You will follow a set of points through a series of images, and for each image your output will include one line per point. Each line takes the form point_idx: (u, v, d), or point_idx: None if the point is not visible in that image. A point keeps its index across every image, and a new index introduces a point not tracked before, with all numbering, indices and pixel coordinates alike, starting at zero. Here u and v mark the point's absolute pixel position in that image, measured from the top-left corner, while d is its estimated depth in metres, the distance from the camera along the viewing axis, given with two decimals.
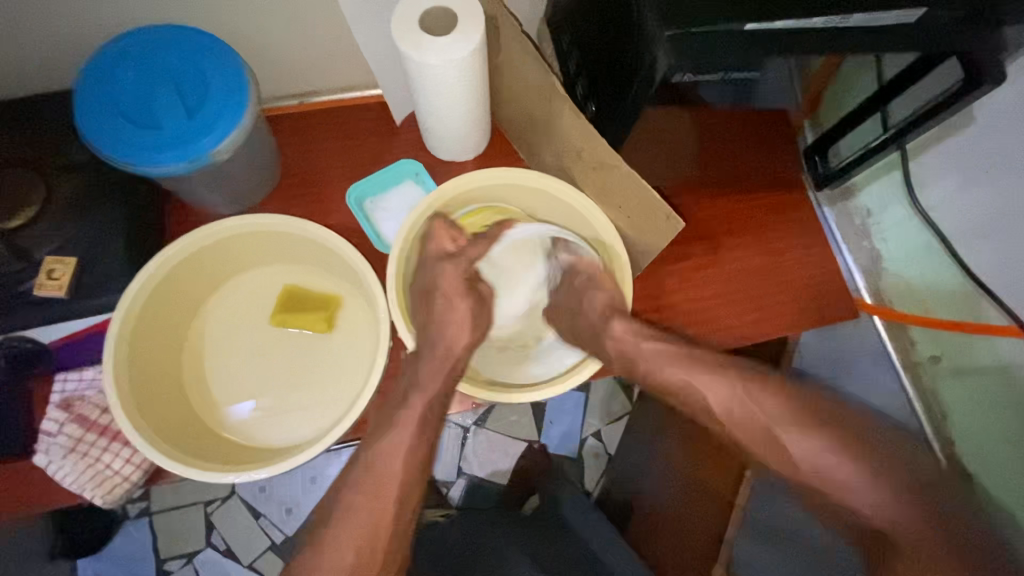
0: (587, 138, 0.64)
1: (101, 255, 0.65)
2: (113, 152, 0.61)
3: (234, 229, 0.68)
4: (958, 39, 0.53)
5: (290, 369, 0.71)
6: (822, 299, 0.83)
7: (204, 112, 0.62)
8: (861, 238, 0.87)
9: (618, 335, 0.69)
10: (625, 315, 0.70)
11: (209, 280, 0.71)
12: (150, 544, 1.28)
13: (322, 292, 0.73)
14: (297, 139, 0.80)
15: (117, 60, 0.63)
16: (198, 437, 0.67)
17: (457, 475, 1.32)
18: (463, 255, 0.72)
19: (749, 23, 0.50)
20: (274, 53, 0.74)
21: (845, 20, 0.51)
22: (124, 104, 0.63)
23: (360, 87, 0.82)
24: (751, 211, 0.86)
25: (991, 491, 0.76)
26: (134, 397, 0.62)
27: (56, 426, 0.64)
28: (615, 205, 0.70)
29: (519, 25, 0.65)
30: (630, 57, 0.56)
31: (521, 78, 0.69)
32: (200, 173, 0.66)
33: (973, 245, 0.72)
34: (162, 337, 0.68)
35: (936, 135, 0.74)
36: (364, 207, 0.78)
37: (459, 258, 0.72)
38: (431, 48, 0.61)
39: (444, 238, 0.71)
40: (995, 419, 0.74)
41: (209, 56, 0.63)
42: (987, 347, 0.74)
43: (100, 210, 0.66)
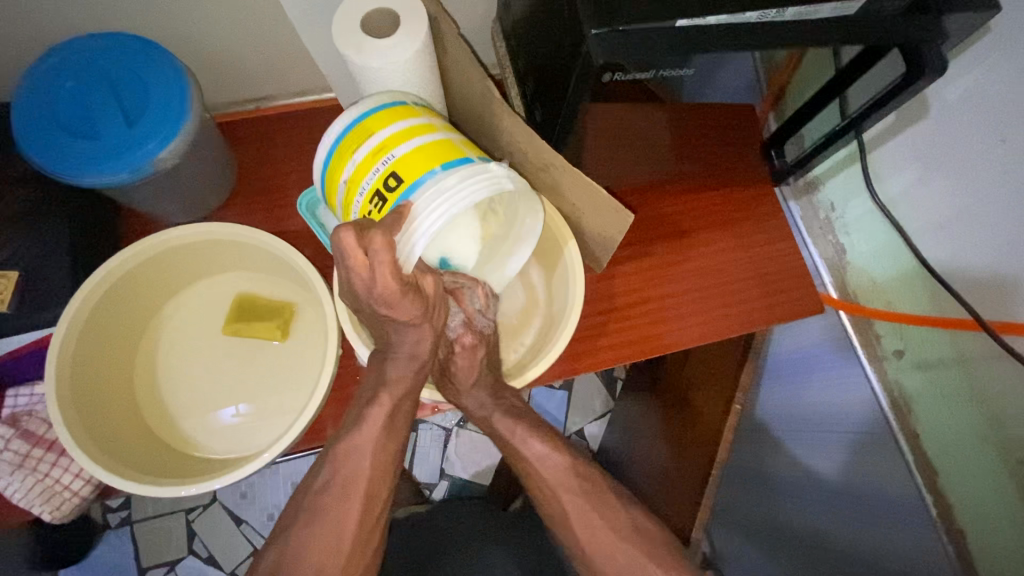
0: (530, 139, 0.62)
1: (44, 268, 0.64)
2: (52, 163, 0.60)
3: (181, 239, 0.67)
4: (900, 29, 0.52)
5: (243, 378, 0.70)
6: (786, 296, 0.82)
7: (144, 121, 0.62)
8: (827, 232, 0.87)
9: (565, 338, 0.67)
10: (574, 319, 0.68)
11: (159, 291, 0.70)
12: (132, 553, 1.27)
13: (274, 300, 0.72)
14: (252, 145, 0.79)
15: (53, 70, 0.62)
16: (152, 451, 0.66)
17: (439, 477, 1.31)
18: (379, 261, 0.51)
19: (682, 19, 0.49)
20: (221, 59, 0.74)
21: (780, 14, 0.50)
22: (63, 115, 0.62)
23: (316, 91, 0.82)
24: (715, 207, 0.85)
25: (956, 486, 0.75)
26: (79, 413, 0.61)
27: (2, 442, 0.63)
28: (568, 203, 0.68)
29: (460, 28, 0.64)
30: (568, 55, 0.55)
31: (466, 80, 0.68)
32: (145, 182, 0.65)
33: (932, 238, 0.72)
34: (111, 351, 0.67)
35: (892, 128, 0.73)
36: (317, 211, 0.74)
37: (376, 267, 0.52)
38: (371, 50, 0.60)
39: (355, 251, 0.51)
40: (958, 413, 0.73)
41: (148, 63, 0.62)
42: (948, 339, 0.73)
43: (44, 221, 0.65)
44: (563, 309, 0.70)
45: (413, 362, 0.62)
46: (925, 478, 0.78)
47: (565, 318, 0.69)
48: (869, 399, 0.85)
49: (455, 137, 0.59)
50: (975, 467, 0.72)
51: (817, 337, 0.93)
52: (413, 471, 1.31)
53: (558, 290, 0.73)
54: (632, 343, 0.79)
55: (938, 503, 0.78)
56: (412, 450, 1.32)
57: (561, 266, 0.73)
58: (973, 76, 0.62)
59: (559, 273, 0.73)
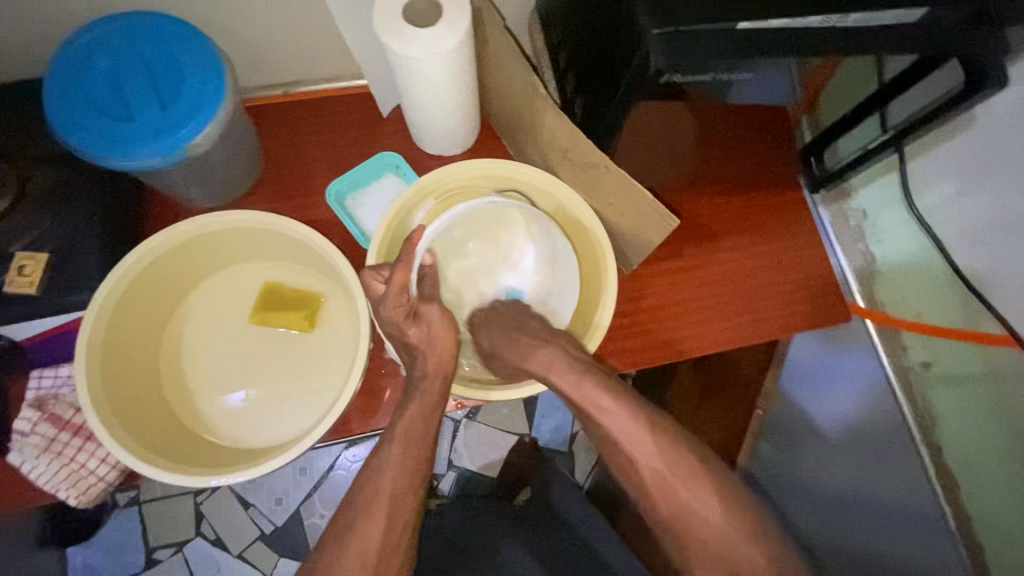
0: (574, 136, 0.62)
1: (73, 250, 0.63)
2: (86, 145, 0.59)
3: (211, 225, 0.66)
4: (963, 40, 0.51)
5: (268, 368, 0.70)
6: (814, 305, 0.81)
7: (179, 104, 0.60)
8: (856, 239, 0.85)
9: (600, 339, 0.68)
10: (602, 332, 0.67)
11: (187, 277, 0.70)
12: (140, 533, 1.28)
13: (302, 289, 0.72)
14: (280, 131, 0.77)
15: (87, 49, 0.60)
16: (179, 438, 0.66)
17: (448, 468, 1.31)
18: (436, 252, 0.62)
19: (742, 22, 0.47)
20: (254, 41, 0.72)
21: (841, 20, 0.49)
22: (96, 97, 0.60)
23: (346, 77, 0.80)
24: (748, 211, 0.84)
25: (978, 498, 0.76)
26: (108, 399, 0.61)
27: (29, 425, 0.63)
28: (606, 202, 0.67)
29: (504, 21, 0.62)
30: (620, 53, 0.54)
31: (505, 75, 0.67)
32: (177, 167, 0.64)
33: (969, 251, 0.71)
34: (138, 338, 0.67)
35: (935, 137, 0.72)
36: (345, 204, 0.76)
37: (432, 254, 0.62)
38: (413, 40, 0.59)
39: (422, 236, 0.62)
40: (988, 427, 0.73)
41: (184, 45, 0.60)
42: (978, 354, 0.73)
43: (74, 202, 0.64)
44: (594, 324, 0.69)
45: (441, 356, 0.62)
46: (946, 490, 0.79)
47: (594, 330, 0.69)
48: (891, 409, 0.85)
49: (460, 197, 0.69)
50: (1000, 482, 0.72)
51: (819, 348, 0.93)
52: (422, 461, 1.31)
53: (592, 300, 0.72)
54: (656, 346, 0.79)
55: (956, 514, 0.78)
56: None
57: (596, 273, 0.72)
58: (1021, 89, 0.61)
59: (595, 281, 0.72)
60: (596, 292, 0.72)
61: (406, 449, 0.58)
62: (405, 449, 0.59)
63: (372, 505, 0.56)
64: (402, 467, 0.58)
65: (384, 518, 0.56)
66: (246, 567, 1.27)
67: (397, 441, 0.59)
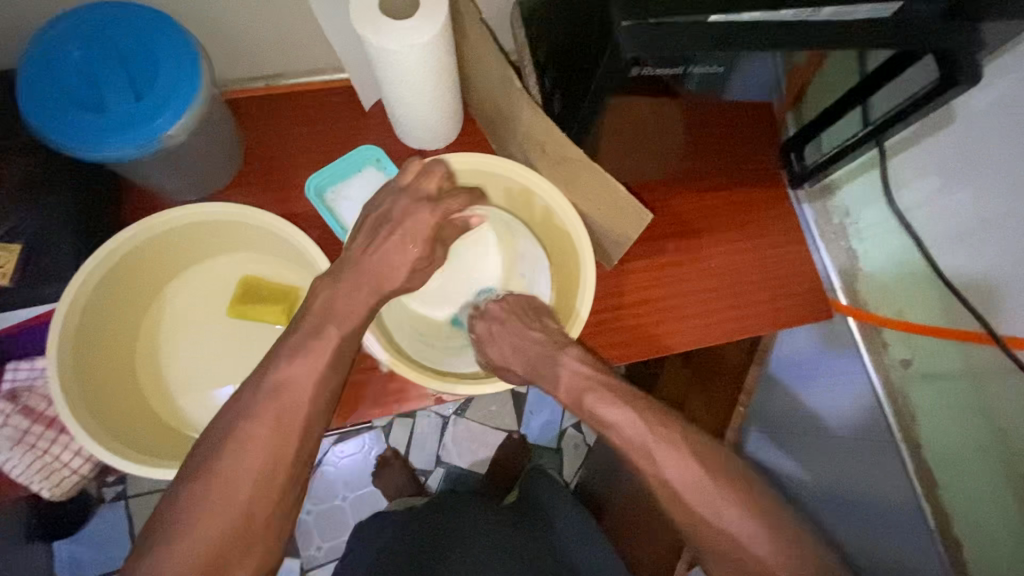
0: (550, 130, 0.61)
1: (46, 241, 0.63)
2: (58, 135, 0.58)
3: (187, 218, 0.66)
4: (937, 35, 0.50)
5: (245, 363, 0.69)
6: (795, 302, 0.81)
7: (153, 95, 0.60)
8: (839, 237, 0.85)
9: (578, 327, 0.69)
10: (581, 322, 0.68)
11: (164, 270, 0.69)
12: (127, 527, 1.27)
13: (280, 284, 0.72)
14: (261, 124, 0.77)
15: (59, 39, 0.60)
16: (155, 432, 0.66)
17: (435, 464, 1.31)
18: (443, 206, 0.64)
19: (715, 14, 0.47)
20: (234, 33, 0.71)
21: (815, 14, 0.48)
22: (70, 87, 0.60)
23: (328, 70, 0.79)
24: (730, 208, 0.84)
25: (956, 497, 0.76)
26: (82, 392, 0.61)
27: (2, 417, 0.63)
28: (584, 197, 0.67)
29: (480, 14, 0.62)
30: (594, 46, 0.53)
31: (483, 68, 0.66)
32: (153, 158, 0.63)
33: (949, 249, 0.71)
34: (113, 331, 0.66)
35: (915, 134, 0.72)
36: (325, 197, 0.75)
37: (438, 206, 0.64)
38: (389, 32, 0.58)
39: (431, 185, 0.64)
40: (967, 425, 0.73)
41: (158, 34, 0.60)
42: (958, 352, 0.73)
43: (48, 193, 0.63)
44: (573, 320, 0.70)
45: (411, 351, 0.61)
46: (924, 488, 0.79)
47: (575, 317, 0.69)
48: (872, 408, 0.84)
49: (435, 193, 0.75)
50: (978, 480, 0.72)
51: (809, 343, 0.94)
52: (409, 457, 1.31)
53: (572, 294, 0.72)
54: (637, 342, 0.79)
55: (936, 512, 0.78)
56: (409, 436, 1.32)
57: (575, 268, 0.72)
58: (1000, 84, 0.60)
59: (574, 275, 0.72)
60: (576, 288, 0.72)
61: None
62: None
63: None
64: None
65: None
66: None
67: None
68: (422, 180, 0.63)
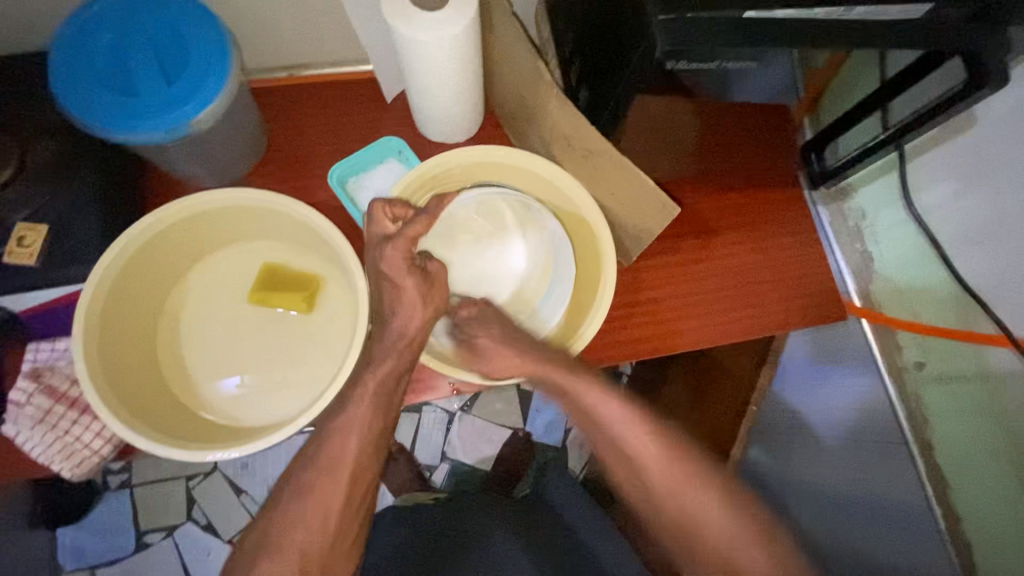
0: (577, 123, 0.62)
1: (73, 222, 0.63)
2: (88, 117, 0.59)
3: (212, 203, 0.66)
4: (965, 37, 0.51)
5: (264, 349, 0.70)
6: (812, 303, 0.82)
7: (183, 80, 0.60)
8: (855, 240, 0.86)
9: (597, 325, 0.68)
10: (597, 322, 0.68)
11: (187, 255, 0.70)
12: (130, 516, 1.27)
13: (301, 272, 0.72)
14: (283, 113, 0.77)
15: (95, 23, 0.60)
16: (173, 415, 0.66)
17: (441, 459, 1.31)
18: (403, 233, 0.61)
19: (749, 10, 0.48)
20: (261, 22, 0.72)
21: (846, 14, 0.49)
22: (101, 70, 0.60)
23: (351, 62, 0.80)
24: (747, 207, 0.84)
25: (967, 498, 0.77)
26: (105, 372, 0.61)
27: (25, 396, 0.62)
28: (608, 191, 0.68)
29: (512, 8, 0.63)
30: (626, 41, 0.54)
31: (510, 61, 0.67)
32: (180, 143, 0.64)
33: (965, 252, 0.72)
34: (135, 313, 0.67)
35: (933, 138, 0.73)
36: (346, 187, 0.75)
37: (399, 237, 0.61)
38: (420, 23, 0.59)
39: (385, 219, 0.63)
40: (979, 428, 0.74)
41: (191, 21, 0.61)
42: (971, 355, 0.74)
43: (74, 175, 0.64)
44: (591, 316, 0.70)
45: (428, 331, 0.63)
46: (935, 490, 0.80)
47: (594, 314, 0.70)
48: (884, 410, 0.85)
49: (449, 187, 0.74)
50: (990, 482, 0.73)
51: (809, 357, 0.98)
52: (415, 452, 1.31)
53: (591, 286, 0.73)
54: (653, 339, 0.79)
55: (946, 514, 0.79)
56: (415, 431, 1.32)
57: (594, 262, 0.73)
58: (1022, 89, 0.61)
59: (594, 269, 0.73)
60: (595, 282, 0.73)
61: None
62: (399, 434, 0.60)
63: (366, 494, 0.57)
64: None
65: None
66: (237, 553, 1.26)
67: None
68: (374, 221, 0.63)
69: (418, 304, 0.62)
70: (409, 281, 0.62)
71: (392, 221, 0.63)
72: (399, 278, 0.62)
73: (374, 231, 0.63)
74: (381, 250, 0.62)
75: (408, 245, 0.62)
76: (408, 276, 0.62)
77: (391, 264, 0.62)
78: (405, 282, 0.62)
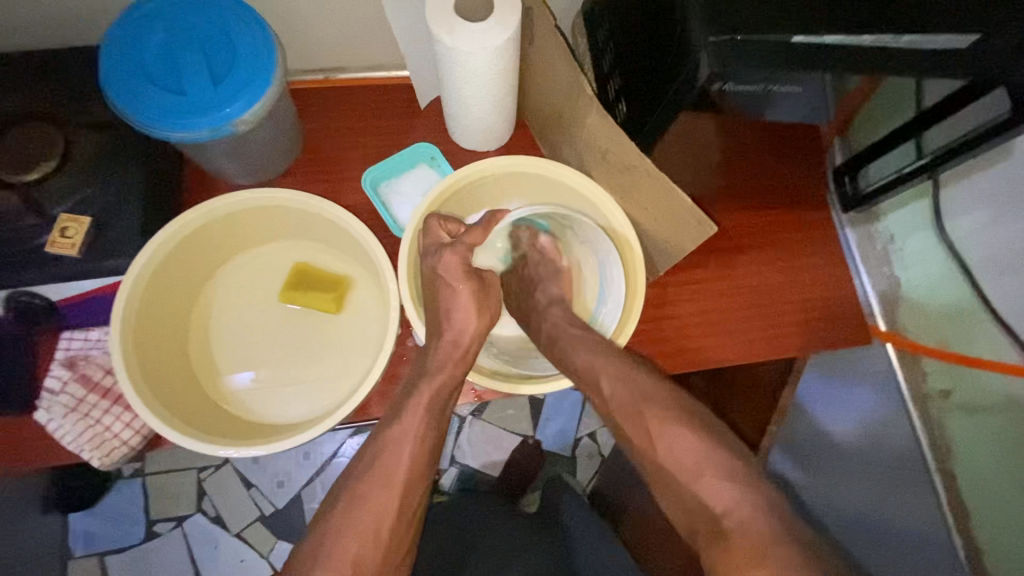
0: (615, 138, 0.62)
1: (115, 216, 0.65)
2: (135, 114, 0.60)
3: (250, 202, 0.68)
4: (1014, 69, 0.50)
5: (294, 347, 0.70)
6: (837, 325, 0.81)
7: (228, 81, 0.61)
8: (882, 263, 0.85)
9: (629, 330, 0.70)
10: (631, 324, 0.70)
11: (222, 251, 0.71)
12: (142, 504, 1.28)
13: (333, 272, 0.73)
14: (319, 115, 0.78)
15: (148, 22, 0.62)
16: (201, 408, 0.67)
17: (450, 462, 1.31)
18: (461, 240, 0.65)
19: (798, 35, 0.49)
20: (303, 24, 0.73)
21: (894, 42, 0.49)
22: (148, 68, 0.61)
23: (387, 67, 0.81)
24: (775, 226, 0.84)
25: (989, 529, 0.76)
26: (139, 363, 0.62)
27: (59, 384, 0.63)
28: (641, 207, 0.68)
29: (555, 21, 0.63)
30: (671, 59, 0.54)
31: (549, 74, 0.68)
32: (221, 142, 0.65)
33: (998, 281, 0.72)
34: (170, 306, 0.68)
35: (968, 166, 0.73)
36: (379, 191, 0.77)
37: (458, 244, 0.65)
38: (464, 33, 0.59)
39: (440, 231, 0.65)
40: (1003, 458, 0.73)
41: (239, 25, 0.62)
42: (999, 385, 0.73)
43: (116, 169, 0.65)
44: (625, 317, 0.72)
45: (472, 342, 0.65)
46: (956, 520, 0.79)
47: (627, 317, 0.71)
48: (907, 437, 0.84)
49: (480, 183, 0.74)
50: (1015, 513, 0.72)
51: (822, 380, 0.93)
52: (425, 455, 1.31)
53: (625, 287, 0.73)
54: (674, 354, 0.79)
55: (967, 544, 0.77)
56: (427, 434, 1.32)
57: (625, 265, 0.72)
58: None
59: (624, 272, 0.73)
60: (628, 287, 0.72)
61: (429, 437, 0.60)
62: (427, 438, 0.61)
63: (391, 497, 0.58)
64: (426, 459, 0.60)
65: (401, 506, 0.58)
66: (245, 547, 1.27)
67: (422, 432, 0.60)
68: (428, 232, 0.65)
69: (474, 308, 0.65)
70: (465, 287, 0.64)
71: (446, 234, 0.66)
72: (455, 283, 0.64)
73: (428, 241, 0.65)
74: (439, 256, 0.64)
75: (466, 250, 0.65)
76: (463, 281, 0.64)
77: (448, 269, 0.64)
78: (462, 287, 0.64)
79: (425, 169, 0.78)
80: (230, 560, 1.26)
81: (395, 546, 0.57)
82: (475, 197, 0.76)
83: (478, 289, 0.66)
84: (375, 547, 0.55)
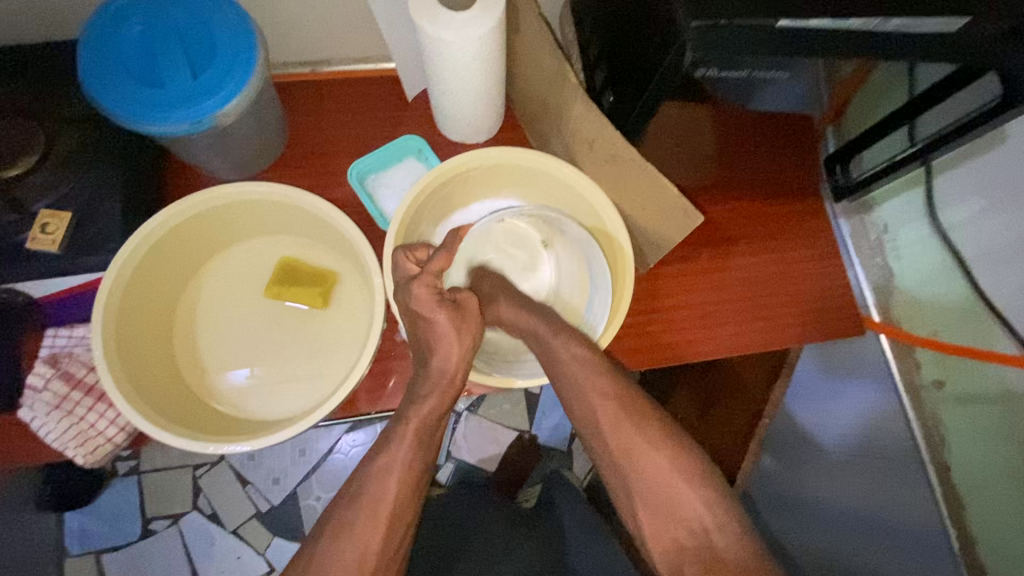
0: (601, 127, 0.62)
1: (96, 211, 0.64)
2: (112, 107, 0.59)
3: (234, 196, 0.67)
4: (1002, 52, 0.50)
5: (279, 343, 0.70)
6: (830, 316, 0.80)
7: (209, 72, 0.60)
8: (875, 253, 0.85)
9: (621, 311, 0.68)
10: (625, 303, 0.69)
11: (206, 247, 0.71)
12: (137, 502, 1.27)
13: (317, 266, 0.72)
14: (305, 108, 0.77)
15: (122, 15, 0.61)
16: (187, 405, 0.66)
17: (445, 458, 1.30)
18: (427, 269, 0.62)
19: (782, 19, 0.47)
20: (286, 16, 0.72)
21: (882, 25, 0.48)
22: (127, 61, 0.60)
23: (373, 59, 0.80)
24: (768, 217, 0.83)
25: (982, 521, 0.75)
26: (122, 360, 0.62)
27: (42, 381, 0.63)
28: (630, 198, 0.67)
29: (539, 9, 0.62)
30: (654, 46, 0.53)
31: (535, 63, 0.67)
32: (202, 135, 0.64)
33: (992, 271, 0.71)
34: (153, 303, 0.67)
35: (961, 154, 0.72)
36: (365, 185, 0.76)
37: (425, 274, 0.62)
38: (446, 22, 0.58)
39: (409, 263, 0.64)
40: (997, 449, 0.72)
41: (219, 16, 0.61)
42: (992, 375, 0.72)
43: (98, 164, 0.64)
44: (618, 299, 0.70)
45: (459, 366, 0.62)
46: (949, 511, 0.78)
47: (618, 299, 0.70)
48: (900, 426, 0.84)
49: (464, 175, 0.74)
50: (1008, 503, 0.71)
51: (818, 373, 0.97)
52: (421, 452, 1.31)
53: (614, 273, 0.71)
54: (664, 347, 0.78)
55: (960, 536, 0.76)
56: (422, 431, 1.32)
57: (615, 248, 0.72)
58: None
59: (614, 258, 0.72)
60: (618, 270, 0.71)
61: (413, 430, 0.60)
62: (413, 433, 0.61)
63: (377, 490, 0.58)
64: (410, 453, 0.59)
65: (385, 499, 0.57)
66: (241, 544, 1.27)
67: (409, 426, 0.60)
68: (398, 266, 0.64)
69: (456, 335, 0.62)
70: (441, 316, 0.61)
71: (416, 264, 0.64)
72: (432, 314, 0.61)
73: (399, 274, 0.64)
74: (409, 290, 0.62)
75: (434, 279, 0.62)
76: (439, 310, 0.61)
77: (420, 303, 0.61)
78: (438, 317, 0.61)
79: (409, 158, 0.77)
80: (226, 558, 1.26)
81: (378, 543, 0.56)
82: (458, 189, 0.75)
83: (455, 314, 0.62)
84: (360, 540, 0.55)
